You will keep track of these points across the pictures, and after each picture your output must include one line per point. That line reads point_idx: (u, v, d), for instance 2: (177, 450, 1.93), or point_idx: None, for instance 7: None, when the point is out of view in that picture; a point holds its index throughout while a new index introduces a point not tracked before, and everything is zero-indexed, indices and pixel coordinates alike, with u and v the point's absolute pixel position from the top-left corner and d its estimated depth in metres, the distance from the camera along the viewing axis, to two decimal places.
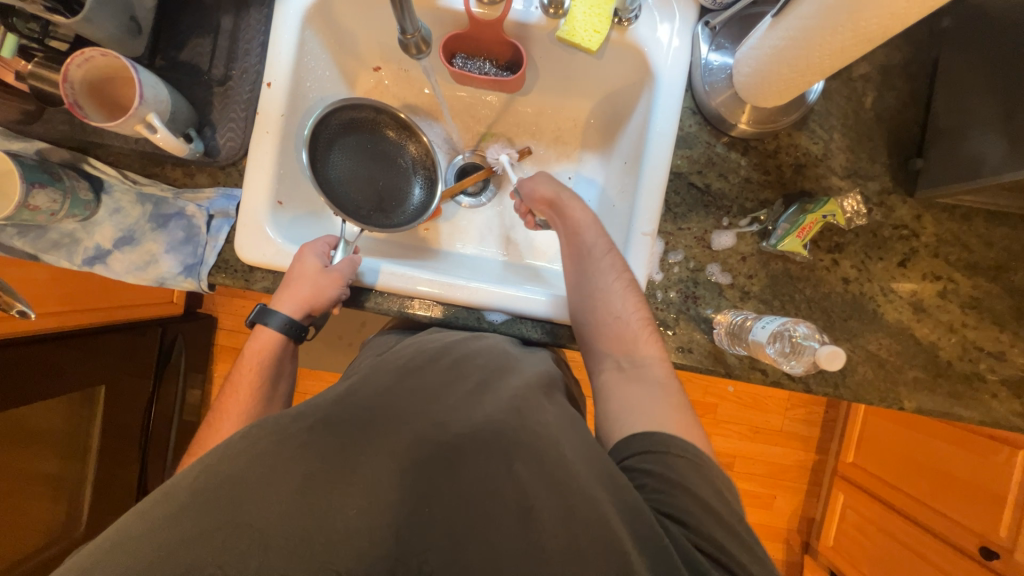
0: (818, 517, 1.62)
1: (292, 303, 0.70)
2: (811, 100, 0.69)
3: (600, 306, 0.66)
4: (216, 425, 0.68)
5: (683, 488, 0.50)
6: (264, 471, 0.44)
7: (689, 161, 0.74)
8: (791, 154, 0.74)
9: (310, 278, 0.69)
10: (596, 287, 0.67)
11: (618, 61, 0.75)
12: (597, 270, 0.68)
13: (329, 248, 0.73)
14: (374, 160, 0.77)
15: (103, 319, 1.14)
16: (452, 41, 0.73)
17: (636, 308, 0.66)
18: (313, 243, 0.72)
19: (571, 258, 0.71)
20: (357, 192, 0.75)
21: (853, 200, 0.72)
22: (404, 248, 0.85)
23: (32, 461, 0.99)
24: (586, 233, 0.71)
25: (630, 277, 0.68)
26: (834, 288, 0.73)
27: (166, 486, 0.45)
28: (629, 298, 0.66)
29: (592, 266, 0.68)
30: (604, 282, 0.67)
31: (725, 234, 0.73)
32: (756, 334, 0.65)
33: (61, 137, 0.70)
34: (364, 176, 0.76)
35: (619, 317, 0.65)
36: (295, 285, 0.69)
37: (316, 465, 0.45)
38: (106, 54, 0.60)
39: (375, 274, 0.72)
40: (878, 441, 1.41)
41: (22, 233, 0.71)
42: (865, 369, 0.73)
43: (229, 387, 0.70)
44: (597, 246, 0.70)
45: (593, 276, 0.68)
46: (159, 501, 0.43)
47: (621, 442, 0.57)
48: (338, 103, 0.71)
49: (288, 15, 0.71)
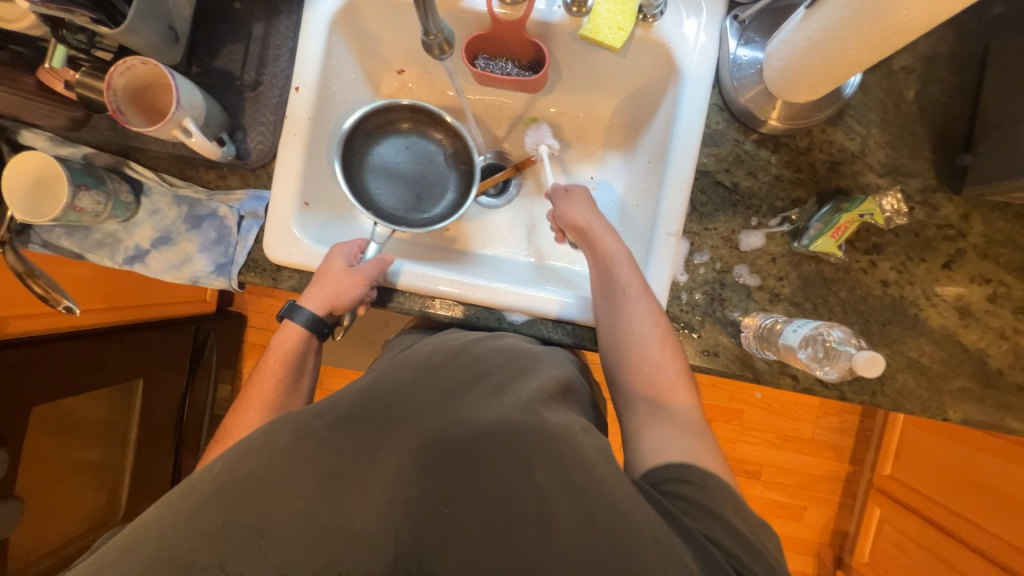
0: (851, 531, 1.54)
1: (315, 300, 0.71)
2: (847, 94, 0.66)
3: (633, 350, 0.64)
4: (240, 416, 0.69)
5: (719, 519, 0.48)
6: (286, 467, 0.46)
7: (716, 159, 0.72)
8: (826, 150, 0.71)
9: (335, 276, 0.70)
10: (631, 329, 0.65)
11: (643, 59, 0.74)
12: (631, 311, 0.66)
13: (358, 251, 0.74)
14: (404, 163, 0.81)
15: (141, 316, 1.20)
16: (475, 42, 0.74)
17: (669, 356, 0.63)
18: (343, 245, 0.73)
19: (606, 297, 0.68)
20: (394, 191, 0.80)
21: (892, 199, 0.69)
22: (428, 249, 0.86)
23: (75, 450, 1.06)
24: (622, 273, 0.68)
25: (663, 322, 0.65)
26: (872, 291, 0.70)
27: (193, 480, 0.47)
28: (662, 344, 0.64)
29: (627, 305, 0.66)
30: (640, 327, 0.64)
31: (754, 234, 0.71)
32: (788, 337, 0.62)
33: (105, 142, 0.73)
34: (391, 179, 0.81)
35: (652, 362, 0.63)
36: (320, 282, 0.71)
37: (334, 463, 0.46)
38: (146, 62, 0.63)
39: (399, 273, 0.73)
40: (918, 454, 1.34)
41: (70, 233, 0.76)
42: (905, 377, 0.69)
43: (255, 379, 0.72)
44: (634, 288, 0.66)
45: (627, 316, 0.65)
46: (185, 495, 0.45)
47: (658, 466, 0.53)
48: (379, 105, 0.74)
49: (316, 21, 0.73)
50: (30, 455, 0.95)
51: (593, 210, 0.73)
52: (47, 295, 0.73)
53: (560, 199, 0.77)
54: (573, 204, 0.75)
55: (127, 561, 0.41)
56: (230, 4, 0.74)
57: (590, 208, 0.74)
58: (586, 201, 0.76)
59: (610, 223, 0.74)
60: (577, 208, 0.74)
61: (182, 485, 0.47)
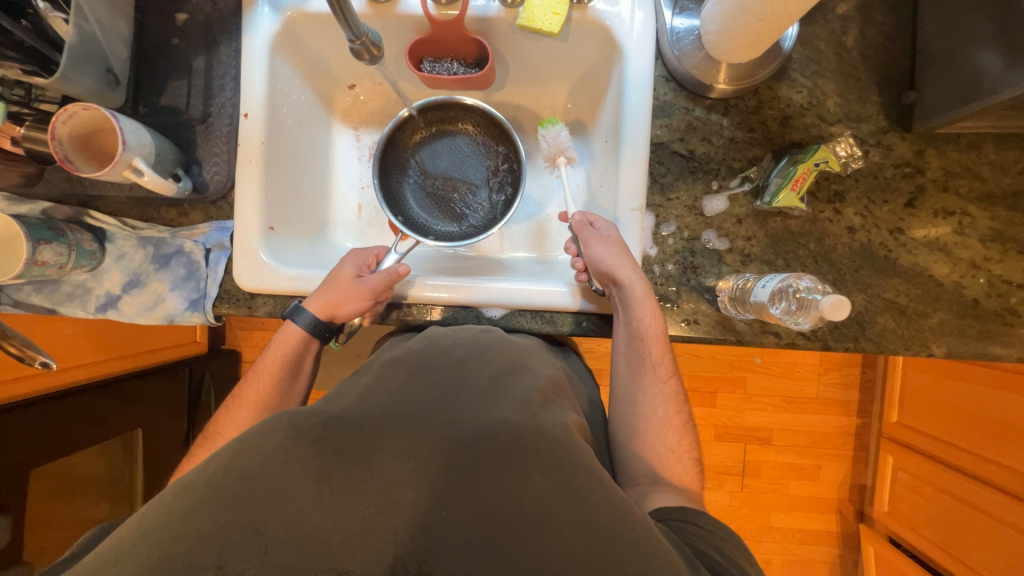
0: (869, 484, 1.54)
1: (318, 305, 0.70)
2: (786, 48, 0.67)
3: (652, 433, 0.66)
4: (233, 413, 0.68)
5: (713, 543, 0.51)
6: (276, 477, 0.44)
7: (669, 129, 0.73)
8: (776, 107, 0.71)
9: (340, 285, 0.69)
10: (654, 409, 0.67)
11: (584, 41, 0.74)
12: (657, 391, 0.67)
13: (370, 263, 0.73)
14: (434, 174, 0.83)
15: (129, 364, 1.17)
16: (416, 46, 0.74)
17: (685, 440, 0.67)
18: (360, 254, 0.73)
19: (632, 366, 0.68)
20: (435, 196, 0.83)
21: (845, 144, 0.69)
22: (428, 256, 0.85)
23: (83, 508, 1.05)
24: (653, 350, 0.67)
25: (683, 406, 0.68)
26: (840, 239, 0.70)
27: (181, 489, 0.45)
28: (679, 425, 0.67)
29: (653, 384, 0.68)
30: (656, 409, 0.67)
31: (716, 198, 0.71)
32: (758, 294, 0.63)
33: (62, 194, 0.73)
34: (421, 192, 0.83)
35: (670, 446, 0.65)
36: (326, 291, 0.70)
37: (328, 468, 0.45)
38: (88, 107, 0.63)
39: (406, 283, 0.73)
40: (921, 396, 1.34)
41: (39, 289, 0.75)
42: (885, 319, 0.70)
43: (251, 376, 0.71)
44: (661, 368, 0.68)
45: (650, 396, 0.67)
46: (175, 504, 0.43)
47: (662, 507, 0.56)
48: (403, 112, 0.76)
49: (256, 46, 0.73)
50: (35, 521, 0.94)
51: (633, 264, 0.65)
52: (23, 353, 0.73)
53: (595, 244, 0.67)
54: (609, 253, 0.66)
55: None
56: (169, 40, 0.74)
57: (628, 260, 0.66)
58: (625, 251, 0.67)
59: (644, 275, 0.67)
60: (617, 260, 0.66)
61: (168, 495, 0.45)
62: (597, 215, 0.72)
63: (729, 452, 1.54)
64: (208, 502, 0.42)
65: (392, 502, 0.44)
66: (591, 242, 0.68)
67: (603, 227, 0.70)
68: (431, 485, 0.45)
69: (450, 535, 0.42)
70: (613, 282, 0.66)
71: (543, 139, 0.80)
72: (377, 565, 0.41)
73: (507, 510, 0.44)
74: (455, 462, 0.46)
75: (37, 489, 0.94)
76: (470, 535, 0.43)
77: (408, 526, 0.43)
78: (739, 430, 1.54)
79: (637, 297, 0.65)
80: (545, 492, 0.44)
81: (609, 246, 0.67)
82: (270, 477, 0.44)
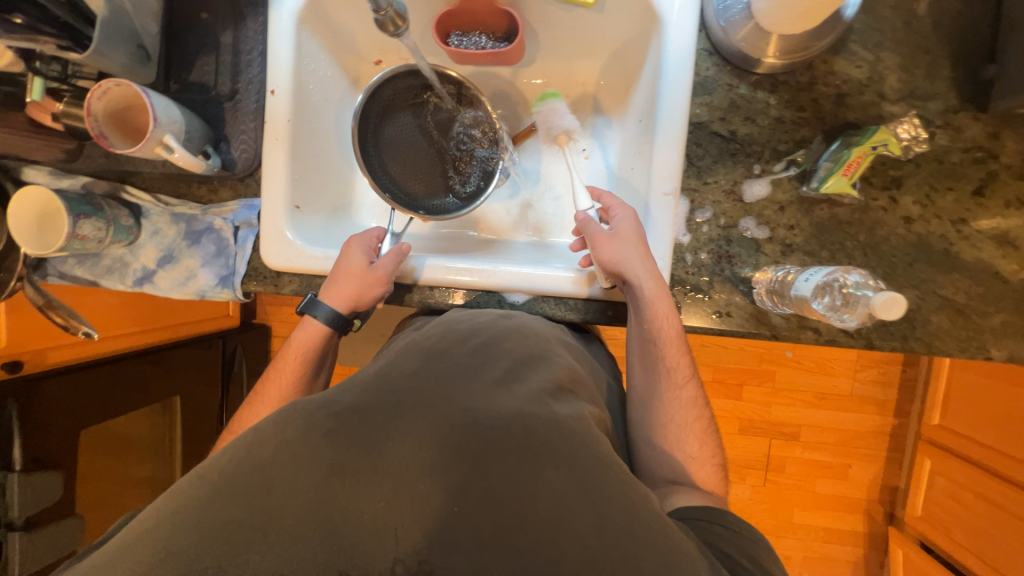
0: (901, 486, 1.48)
1: (339, 300, 0.70)
2: (848, 17, 0.60)
3: (669, 438, 0.64)
4: (257, 408, 0.69)
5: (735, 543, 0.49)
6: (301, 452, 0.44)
7: (710, 108, 0.68)
8: (830, 83, 0.65)
9: (356, 275, 0.70)
10: (671, 414, 0.64)
11: (620, 12, 0.70)
12: (674, 394, 0.65)
13: (375, 242, 0.74)
14: (431, 143, 0.78)
15: (166, 336, 1.22)
16: (443, 19, 0.71)
17: (706, 446, 0.64)
18: (361, 237, 0.73)
19: (648, 368, 0.66)
20: (420, 168, 0.78)
21: (907, 126, 0.63)
22: (446, 240, 0.83)
23: (129, 466, 1.11)
24: (669, 354, 0.64)
25: (703, 411, 0.66)
26: (894, 229, 0.65)
27: (210, 462, 0.46)
28: (698, 430, 0.64)
29: (671, 389, 0.65)
30: (674, 416, 0.64)
31: (758, 183, 0.67)
32: (800, 288, 0.58)
33: (101, 170, 0.75)
34: (410, 159, 0.78)
35: (688, 452, 0.63)
36: (343, 284, 0.69)
37: (347, 451, 0.45)
38: (119, 83, 0.63)
39: (422, 268, 0.72)
40: (967, 398, 1.25)
41: (81, 262, 0.78)
42: (940, 318, 0.64)
43: (273, 373, 0.71)
44: (679, 370, 0.65)
45: (667, 402, 0.65)
46: (205, 476, 0.45)
47: (687, 506, 0.55)
48: (384, 73, 0.72)
49: (283, 20, 0.72)
50: (86, 475, 1.00)
51: (643, 261, 0.62)
52: (67, 322, 0.77)
53: (604, 237, 0.64)
54: (620, 245, 0.63)
55: None
56: (198, 15, 0.74)
57: (641, 257, 0.63)
58: (641, 245, 0.64)
59: (659, 271, 0.64)
60: (625, 257, 0.62)
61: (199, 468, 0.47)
62: (612, 197, 0.68)
63: (753, 446, 1.50)
64: (234, 477, 0.44)
65: (412, 487, 0.44)
66: (598, 237, 0.65)
67: (620, 214, 0.66)
68: (448, 474, 0.45)
69: (467, 523, 0.43)
70: (622, 280, 0.63)
71: (546, 120, 0.79)
72: (398, 547, 0.42)
73: (526, 502, 0.43)
74: (474, 451, 0.46)
75: (87, 446, 1.00)
76: (488, 525, 0.42)
77: (427, 513, 0.43)
78: (765, 424, 1.49)
79: (649, 294, 0.62)
80: (562, 483, 0.44)
81: (609, 242, 0.64)
82: (293, 458, 0.44)
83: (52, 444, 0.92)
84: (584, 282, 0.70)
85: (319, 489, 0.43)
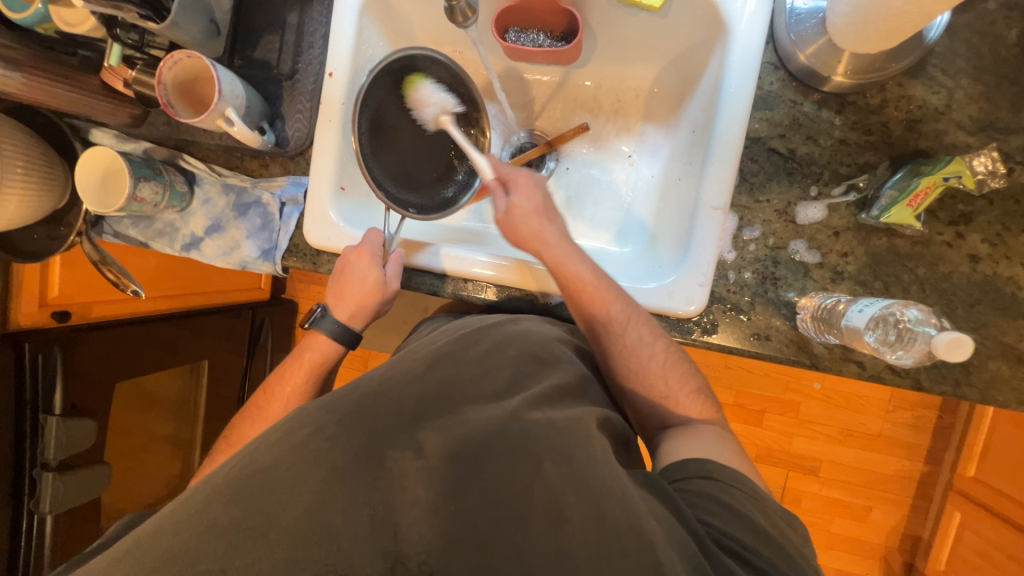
0: (925, 537, 1.40)
1: (360, 318, 0.73)
2: (930, 39, 0.57)
3: (640, 386, 0.62)
4: (259, 421, 0.70)
5: (742, 515, 0.46)
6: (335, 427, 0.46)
7: (769, 124, 0.66)
8: (903, 107, 0.62)
9: (371, 296, 0.71)
10: (626, 364, 0.62)
11: (685, 18, 0.68)
12: (621, 344, 0.62)
13: (381, 255, 0.71)
14: (438, 139, 0.72)
15: (201, 301, 1.27)
16: (504, 14, 0.71)
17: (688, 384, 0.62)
18: (365, 254, 0.70)
19: (590, 332, 0.64)
20: (410, 159, 0.70)
21: (986, 158, 0.59)
22: (468, 233, 0.81)
23: (153, 423, 1.15)
24: (596, 308, 0.63)
25: (666, 344, 0.63)
26: (958, 267, 0.61)
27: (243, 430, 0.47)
28: (674, 374, 0.62)
29: (614, 340, 0.62)
30: (634, 362, 0.62)
31: (813, 206, 0.64)
32: (852, 319, 0.56)
33: (161, 136, 0.79)
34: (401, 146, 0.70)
35: (659, 393, 0.62)
36: (362, 305, 0.72)
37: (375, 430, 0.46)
38: (190, 54, 0.66)
39: (438, 257, 0.71)
40: (1007, 451, 1.18)
41: (135, 223, 0.82)
42: (998, 365, 0.61)
43: (273, 390, 0.72)
44: (615, 319, 0.62)
45: (621, 354, 0.62)
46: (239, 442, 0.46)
47: (679, 463, 0.53)
48: (388, 57, 0.65)
49: (347, 5, 0.73)
50: (117, 429, 1.05)
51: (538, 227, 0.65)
52: (118, 280, 0.80)
53: (504, 215, 0.66)
54: (522, 222, 0.66)
55: (170, 536, 0.42)
56: None
57: (541, 228, 0.66)
58: (539, 213, 0.66)
59: (566, 238, 0.66)
60: (526, 232, 0.66)
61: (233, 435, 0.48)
62: (504, 165, 0.67)
63: (770, 477, 1.45)
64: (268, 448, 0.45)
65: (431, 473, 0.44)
66: (501, 216, 0.67)
67: (517, 184, 0.67)
68: (475, 467, 0.45)
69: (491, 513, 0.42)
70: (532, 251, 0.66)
71: (418, 110, 0.69)
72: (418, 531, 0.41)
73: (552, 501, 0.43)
74: (502, 447, 0.46)
75: (120, 400, 1.04)
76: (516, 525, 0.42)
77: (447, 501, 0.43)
78: (785, 455, 1.44)
79: (557, 258, 0.64)
80: (591, 483, 0.43)
81: (517, 223, 0.66)
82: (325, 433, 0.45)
83: (89, 394, 0.95)
84: (523, 274, 0.69)
85: (347, 465, 0.44)
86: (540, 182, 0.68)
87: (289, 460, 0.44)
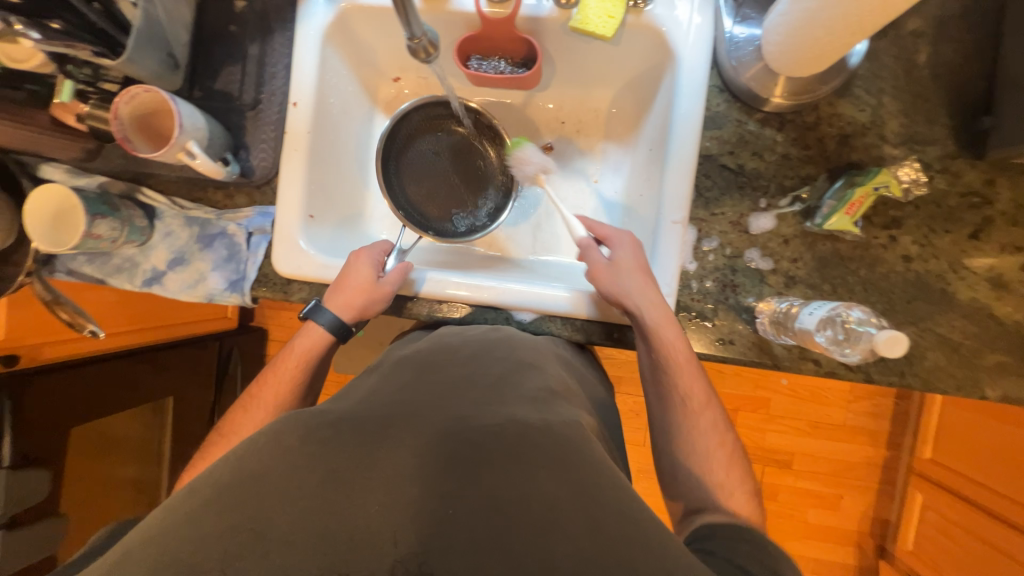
0: (892, 520, 1.48)
1: (352, 314, 0.70)
2: (853, 64, 0.63)
3: (697, 470, 0.60)
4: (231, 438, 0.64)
5: None
6: (306, 458, 0.45)
7: (719, 141, 0.70)
8: (835, 124, 0.68)
9: (367, 287, 0.69)
10: (693, 443, 0.62)
11: (636, 45, 0.73)
12: (691, 421, 0.62)
13: (384, 255, 0.74)
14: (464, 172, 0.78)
15: (162, 335, 1.19)
16: (464, 43, 0.73)
17: (731, 469, 0.60)
18: (369, 249, 0.73)
19: (662, 399, 0.65)
20: (434, 190, 0.78)
21: (909, 169, 0.64)
22: (449, 255, 0.83)
23: (115, 467, 1.08)
24: (676, 380, 0.63)
25: (728, 437, 0.62)
26: (894, 267, 0.67)
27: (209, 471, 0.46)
28: (736, 471, 0.60)
29: (686, 416, 0.63)
30: (700, 443, 0.61)
31: (764, 216, 0.69)
32: (805, 321, 0.60)
33: (117, 170, 0.77)
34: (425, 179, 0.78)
35: (716, 480, 0.59)
36: (355, 300, 0.69)
37: (344, 460, 0.45)
38: (148, 89, 0.66)
39: (423, 281, 0.72)
40: (953, 429, 1.28)
41: (91, 260, 0.78)
42: (936, 355, 0.66)
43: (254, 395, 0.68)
44: (695, 396, 0.63)
45: (693, 433, 0.62)
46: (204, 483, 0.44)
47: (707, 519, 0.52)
48: (413, 100, 0.73)
49: (309, 36, 0.74)
50: (73, 472, 0.99)
51: (647, 291, 0.63)
52: (72, 320, 0.76)
53: (599, 269, 0.66)
54: (622, 276, 0.65)
55: None
56: (226, 27, 0.76)
57: (643, 284, 0.64)
58: (643, 272, 0.65)
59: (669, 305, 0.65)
60: (626, 287, 0.64)
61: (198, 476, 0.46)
62: (607, 226, 0.69)
63: None
64: (233, 488, 0.43)
65: (399, 497, 0.43)
66: (599, 267, 0.66)
67: (620, 241, 0.67)
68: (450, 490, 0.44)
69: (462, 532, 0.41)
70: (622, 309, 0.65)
71: (519, 168, 0.73)
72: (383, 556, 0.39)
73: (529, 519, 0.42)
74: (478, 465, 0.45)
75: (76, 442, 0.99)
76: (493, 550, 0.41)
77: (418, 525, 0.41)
78: (759, 451, 1.50)
79: (659, 323, 0.63)
80: (565, 489, 0.44)
81: (614, 283, 0.65)
82: (293, 466, 0.44)
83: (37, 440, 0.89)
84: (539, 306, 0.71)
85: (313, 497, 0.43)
86: (642, 246, 0.68)
87: (254, 499, 0.43)
